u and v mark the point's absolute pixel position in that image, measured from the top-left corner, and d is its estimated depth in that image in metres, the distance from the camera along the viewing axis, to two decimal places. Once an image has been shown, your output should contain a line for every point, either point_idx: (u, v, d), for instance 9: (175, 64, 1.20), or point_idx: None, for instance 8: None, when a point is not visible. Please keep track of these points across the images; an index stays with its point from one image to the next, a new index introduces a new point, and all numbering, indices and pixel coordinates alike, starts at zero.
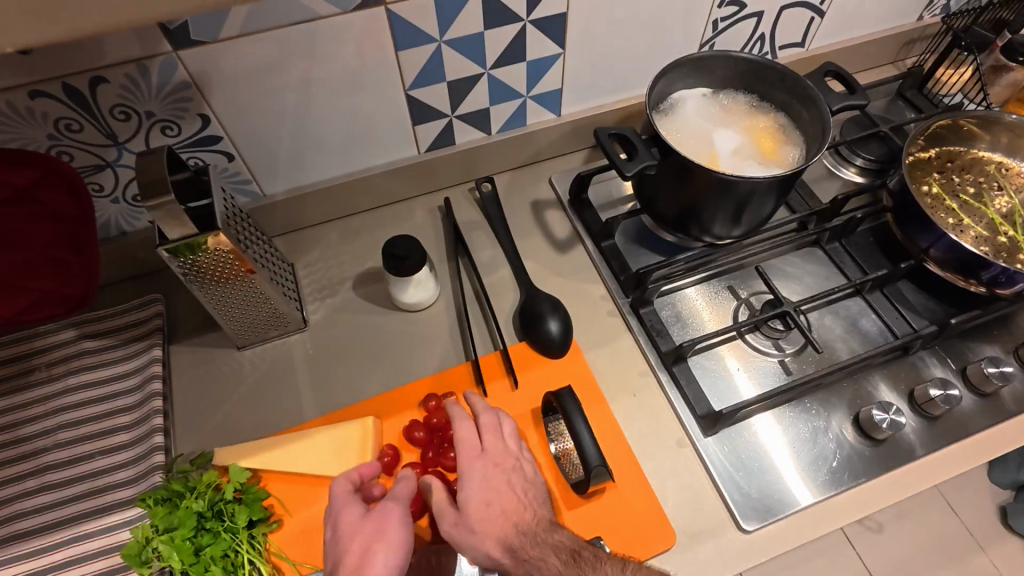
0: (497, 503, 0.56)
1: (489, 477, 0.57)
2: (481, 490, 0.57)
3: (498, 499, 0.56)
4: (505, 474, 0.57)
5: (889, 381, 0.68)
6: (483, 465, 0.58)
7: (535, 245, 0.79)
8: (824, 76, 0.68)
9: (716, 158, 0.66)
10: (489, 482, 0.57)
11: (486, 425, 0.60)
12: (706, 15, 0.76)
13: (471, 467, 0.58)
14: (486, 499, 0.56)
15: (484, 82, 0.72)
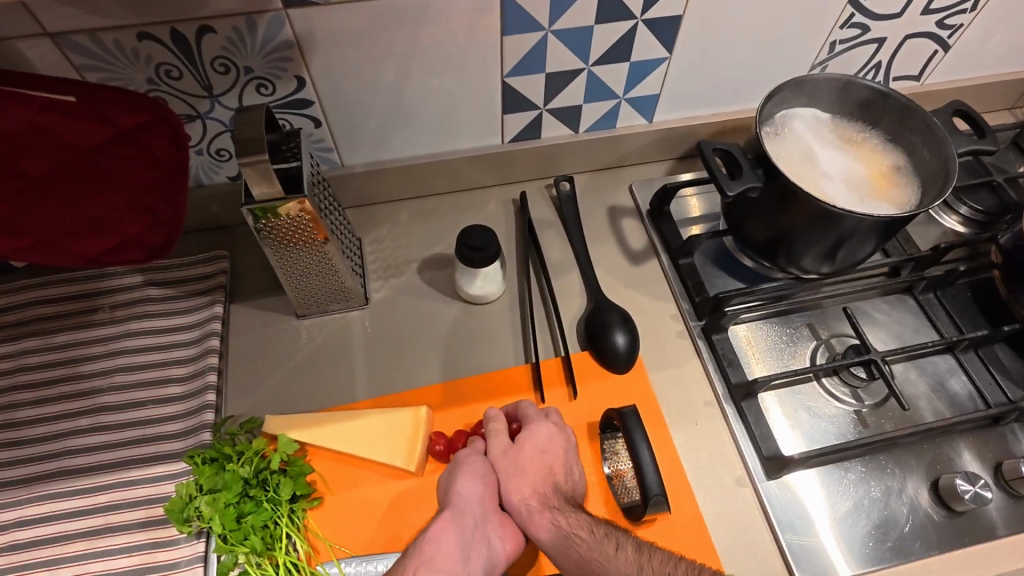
0: (550, 456, 0.58)
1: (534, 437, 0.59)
2: (543, 438, 0.58)
3: (554, 455, 0.58)
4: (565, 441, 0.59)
5: (974, 450, 0.63)
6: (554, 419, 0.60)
7: (608, 253, 0.76)
8: (951, 114, 0.64)
9: (827, 190, 0.62)
10: (554, 438, 0.59)
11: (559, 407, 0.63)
12: (824, 35, 0.72)
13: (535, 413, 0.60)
14: (543, 449, 0.58)
15: (582, 78, 0.70)
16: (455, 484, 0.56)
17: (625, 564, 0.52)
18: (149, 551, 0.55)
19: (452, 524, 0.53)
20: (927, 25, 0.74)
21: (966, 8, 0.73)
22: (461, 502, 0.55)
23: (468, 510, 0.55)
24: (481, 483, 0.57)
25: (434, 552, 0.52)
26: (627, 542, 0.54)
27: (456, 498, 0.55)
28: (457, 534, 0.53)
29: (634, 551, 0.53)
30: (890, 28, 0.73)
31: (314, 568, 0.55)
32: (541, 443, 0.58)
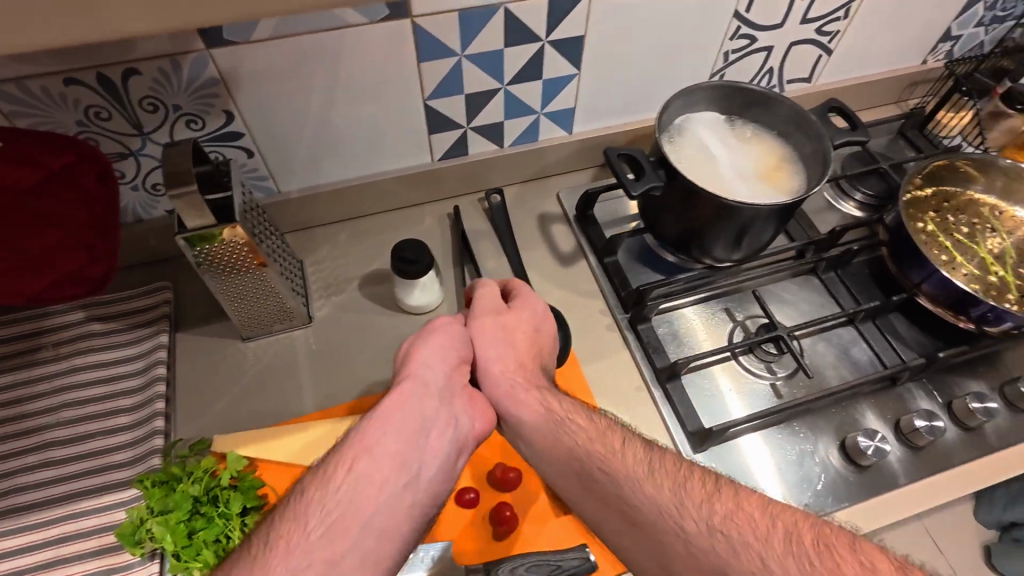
0: (520, 339, 0.63)
1: (519, 318, 0.64)
2: (538, 314, 0.65)
3: (542, 330, 0.64)
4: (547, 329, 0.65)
5: (876, 409, 0.70)
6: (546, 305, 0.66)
7: (539, 258, 0.81)
8: (827, 111, 0.71)
9: (724, 186, 0.68)
10: (546, 318, 0.66)
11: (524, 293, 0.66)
12: (717, 46, 0.79)
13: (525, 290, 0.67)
14: (538, 325, 0.64)
15: (499, 97, 0.75)
16: (423, 347, 0.58)
17: (633, 461, 0.52)
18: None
19: (407, 400, 0.53)
20: (808, 33, 0.83)
21: (839, 16, 0.82)
22: (427, 373, 0.56)
23: (433, 382, 0.56)
24: (455, 350, 0.59)
25: (380, 437, 0.50)
26: (636, 442, 0.54)
27: (420, 370, 0.56)
28: (416, 409, 0.53)
29: (644, 452, 0.53)
30: (775, 37, 0.81)
31: None
32: (526, 332, 0.63)
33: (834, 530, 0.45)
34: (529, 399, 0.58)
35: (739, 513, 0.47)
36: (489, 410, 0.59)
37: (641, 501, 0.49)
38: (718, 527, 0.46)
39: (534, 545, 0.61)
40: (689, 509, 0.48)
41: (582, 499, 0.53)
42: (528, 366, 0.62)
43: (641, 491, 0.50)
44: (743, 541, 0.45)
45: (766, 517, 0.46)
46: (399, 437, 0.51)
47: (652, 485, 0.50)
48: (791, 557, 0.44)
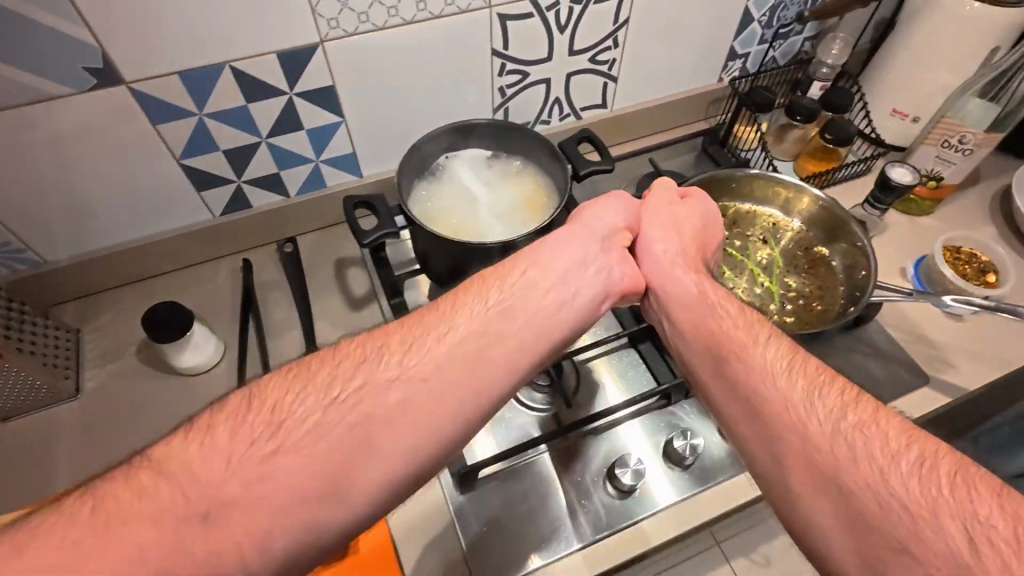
0: (681, 237, 0.66)
1: (691, 209, 0.69)
2: (687, 211, 0.68)
3: (700, 221, 0.68)
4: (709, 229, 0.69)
5: (648, 432, 0.69)
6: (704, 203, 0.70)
7: (331, 304, 0.81)
8: (577, 142, 0.72)
9: (476, 222, 0.70)
10: (709, 211, 0.70)
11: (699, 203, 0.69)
12: (488, 83, 0.81)
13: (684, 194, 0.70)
14: (700, 220, 0.68)
15: (264, 150, 0.75)
16: (591, 211, 0.63)
17: (772, 361, 0.53)
18: None
19: (576, 240, 0.60)
20: (583, 63, 0.84)
21: (609, 45, 0.84)
22: (597, 222, 0.61)
23: (599, 231, 0.61)
24: (619, 216, 0.64)
25: (533, 261, 0.57)
26: (771, 338, 0.55)
27: (564, 238, 0.60)
28: (579, 247, 0.60)
29: (780, 352, 0.54)
30: (549, 69, 0.83)
31: None
32: (675, 233, 0.66)
33: (886, 446, 0.46)
34: (687, 276, 0.62)
35: (935, 454, 0.45)
36: (640, 279, 0.62)
37: (779, 415, 0.50)
38: (846, 434, 0.47)
39: None
40: (859, 438, 0.47)
41: (735, 409, 0.52)
42: (704, 254, 0.66)
43: (778, 403, 0.50)
44: (918, 476, 0.44)
45: (903, 437, 0.47)
46: (539, 267, 0.57)
47: (789, 383, 0.51)
48: (964, 487, 0.43)
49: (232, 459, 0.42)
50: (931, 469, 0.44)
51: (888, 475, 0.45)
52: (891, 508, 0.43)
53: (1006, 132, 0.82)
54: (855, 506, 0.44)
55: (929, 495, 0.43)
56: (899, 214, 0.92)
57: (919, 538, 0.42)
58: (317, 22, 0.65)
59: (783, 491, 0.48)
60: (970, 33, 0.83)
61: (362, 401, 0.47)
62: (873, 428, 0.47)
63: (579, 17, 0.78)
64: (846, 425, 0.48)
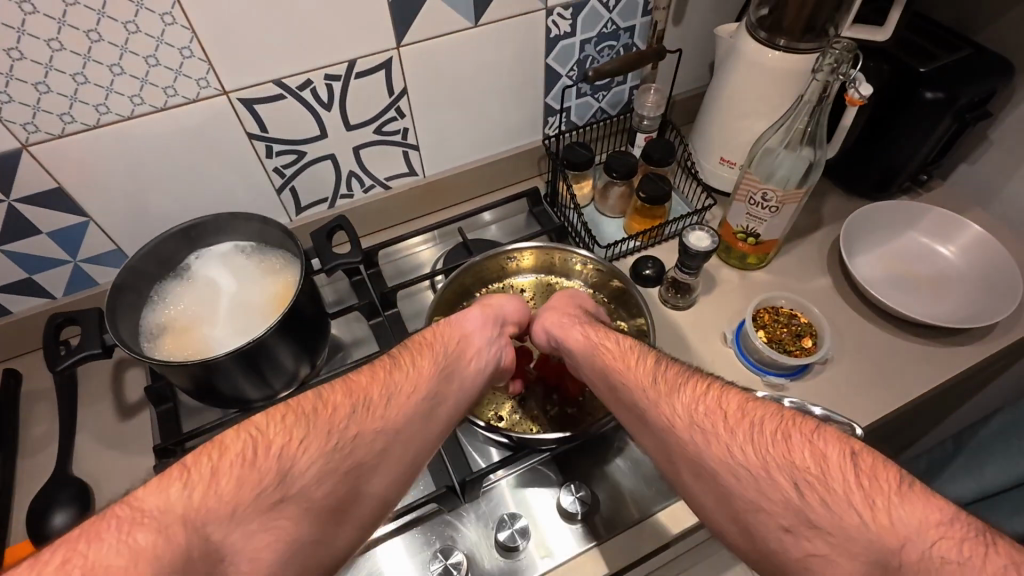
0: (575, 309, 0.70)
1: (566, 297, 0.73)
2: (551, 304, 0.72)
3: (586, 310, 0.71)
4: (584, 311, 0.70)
5: (415, 548, 0.64)
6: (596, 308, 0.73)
7: (98, 413, 0.74)
8: (328, 234, 0.68)
9: (207, 331, 0.64)
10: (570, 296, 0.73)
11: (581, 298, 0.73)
12: (258, 166, 0.76)
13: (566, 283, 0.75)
14: (569, 301, 0.72)
15: (1, 257, 0.69)
16: (495, 298, 0.70)
17: (644, 387, 0.55)
18: None
19: (478, 309, 0.67)
20: (368, 136, 0.79)
21: (394, 115, 0.79)
22: (498, 305, 0.69)
23: (501, 309, 0.69)
24: (514, 304, 0.71)
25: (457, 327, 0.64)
26: (663, 365, 0.57)
27: (495, 301, 0.70)
28: (478, 318, 0.66)
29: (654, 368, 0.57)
30: (328, 145, 0.78)
31: None
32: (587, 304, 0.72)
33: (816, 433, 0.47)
34: (579, 335, 0.64)
35: (750, 421, 0.49)
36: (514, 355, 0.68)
37: (662, 427, 0.52)
38: (751, 432, 0.48)
39: None
40: (704, 429, 0.50)
41: (652, 444, 0.53)
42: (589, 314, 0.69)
43: (664, 423, 0.52)
44: (743, 453, 0.47)
45: (778, 430, 0.48)
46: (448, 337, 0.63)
47: (685, 404, 0.52)
48: (776, 449, 0.47)
49: (183, 513, 0.40)
50: (758, 437, 0.48)
51: (749, 466, 0.47)
52: (740, 488, 0.47)
53: (813, 178, 0.74)
54: (723, 489, 0.47)
55: (763, 461, 0.47)
56: (731, 269, 0.86)
57: (769, 498, 0.45)
58: (10, 129, 0.60)
59: (690, 493, 0.51)
60: (773, 81, 0.78)
61: (269, 462, 0.45)
62: (750, 420, 0.49)
63: (342, 93, 0.73)
64: (717, 423, 0.50)
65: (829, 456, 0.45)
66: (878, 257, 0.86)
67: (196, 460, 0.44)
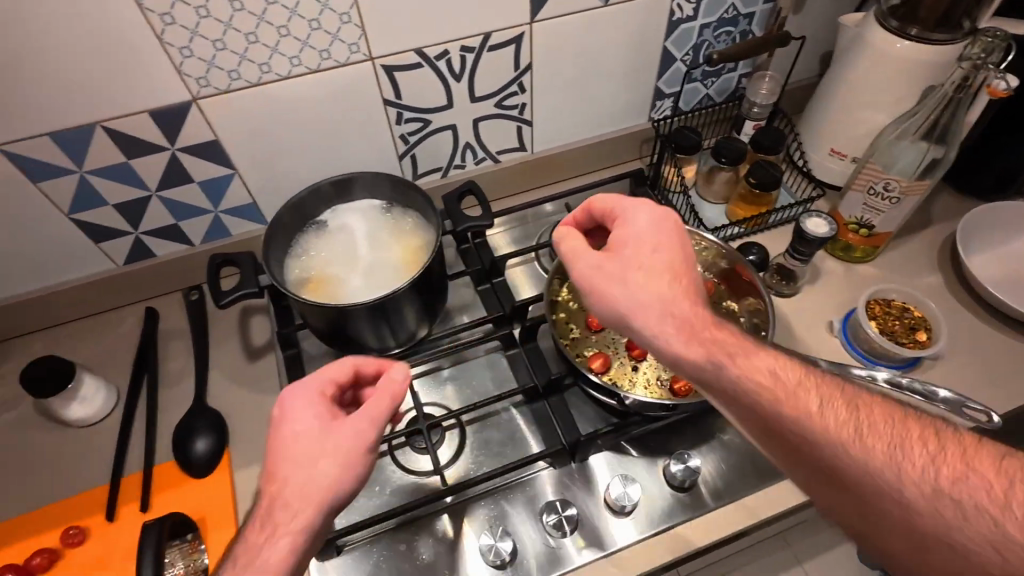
0: (665, 242, 0.54)
1: (651, 222, 0.56)
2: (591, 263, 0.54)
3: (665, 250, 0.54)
4: (634, 260, 0.53)
5: (526, 500, 0.67)
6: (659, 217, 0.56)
7: (228, 353, 0.80)
8: (461, 197, 0.71)
9: (348, 279, 0.68)
10: (666, 222, 0.56)
11: (631, 211, 0.56)
12: (387, 132, 0.80)
13: (633, 213, 0.56)
14: (647, 231, 0.55)
15: (156, 202, 0.75)
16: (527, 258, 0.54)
17: (743, 381, 0.48)
18: None
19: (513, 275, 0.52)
20: (488, 108, 0.83)
21: (515, 90, 0.82)
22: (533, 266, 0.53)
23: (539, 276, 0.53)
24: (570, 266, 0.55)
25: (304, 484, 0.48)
26: (820, 401, 0.47)
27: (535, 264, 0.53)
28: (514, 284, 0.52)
29: (738, 379, 0.49)
30: (451, 116, 0.81)
31: None
32: (644, 250, 0.54)
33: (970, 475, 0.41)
34: (641, 293, 0.52)
35: (906, 436, 0.44)
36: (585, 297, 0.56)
37: (834, 458, 0.45)
38: (935, 492, 0.41)
39: None
40: (872, 450, 0.43)
41: (809, 478, 0.47)
42: (685, 267, 0.54)
43: (830, 448, 0.45)
44: (915, 484, 0.42)
45: (940, 471, 0.42)
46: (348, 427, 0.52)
47: (838, 425, 0.45)
48: (964, 468, 0.41)
49: None
50: (916, 456, 0.43)
51: (950, 531, 0.40)
52: (912, 501, 0.42)
53: (940, 170, 0.74)
54: (885, 526, 0.43)
55: (922, 481, 0.42)
56: (836, 261, 0.86)
57: (941, 519, 0.41)
58: (186, 81, 0.65)
59: (864, 532, 0.46)
60: (900, 72, 0.77)
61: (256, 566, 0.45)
62: (904, 446, 0.43)
63: (473, 63, 0.76)
64: (881, 448, 0.44)
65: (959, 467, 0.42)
66: (993, 258, 0.84)
67: (246, 554, 0.46)
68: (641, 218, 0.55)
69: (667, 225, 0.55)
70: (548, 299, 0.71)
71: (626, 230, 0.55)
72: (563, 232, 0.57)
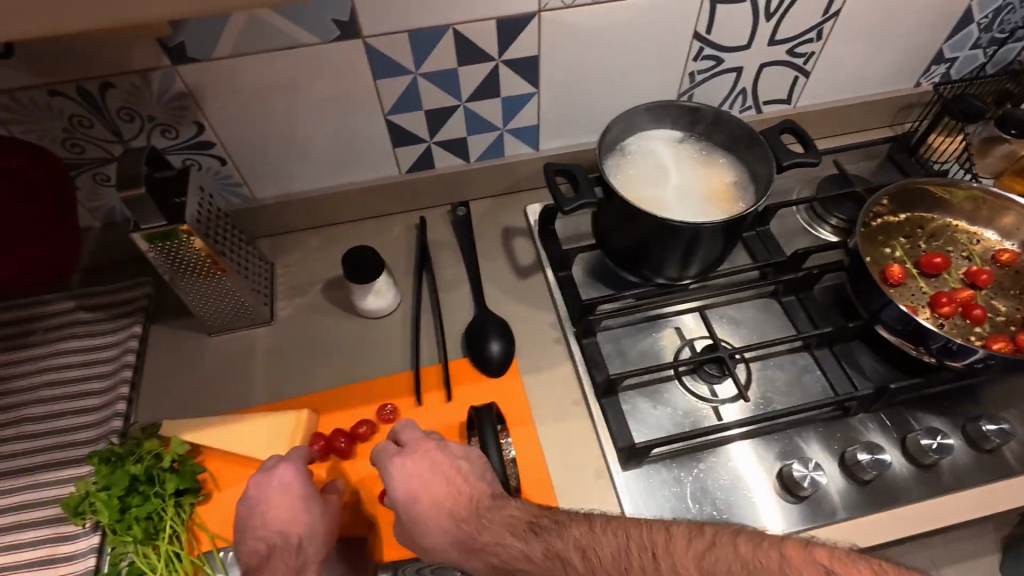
0: (428, 491, 0.59)
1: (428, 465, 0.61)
2: (421, 461, 0.61)
3: (426, 482, 0.60)
4: (434, 472, 0.60)
5: (822, 439, 0.68)
6: (430, 448, 0.62)
7: (497, 269, 0.83)
8: (781, 132, 0.70)
9: (665, 202, 0.69)
10: (429, 458, 0.61)
11: (416, 442, 0.63)
12: (680, 67, 0.80)
13: (392, 459, 0.61)
14: (411, 477, 0.60)
15: (461, 113, 0.78)
16: (405, 459, 0.61)
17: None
18: (54, 543, 0.62)
19: (416, 457, 0.61)
20: (779, 54, 0.81)
21: (812, 37, 0.80)
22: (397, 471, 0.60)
23: (442, 473, 0.60)
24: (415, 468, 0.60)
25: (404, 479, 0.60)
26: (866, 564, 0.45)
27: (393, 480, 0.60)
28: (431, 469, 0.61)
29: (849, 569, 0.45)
30: (743, 57, 0.81)
31: (195, 556, 0.62)
32: (436, 466, 0.60)
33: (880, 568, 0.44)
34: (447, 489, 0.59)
35: (634, 551, 0.50)
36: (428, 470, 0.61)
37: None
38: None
39: None
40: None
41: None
42: (466, 475, 0.60)
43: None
44: (634, 562, 0.49)
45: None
46: (427, 469, 0.60)
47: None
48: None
49: None
50: (614, 548, 0.51)
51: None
52: None
53: None
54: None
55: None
56: None
57: None
58: None
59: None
60: None
61: None
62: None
63: (790, 2, 0.75)
64: (580, 556, 0.51)
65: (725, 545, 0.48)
66: None
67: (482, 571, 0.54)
68: (422, 450, 0.62)
69: (437, 453, 0.61)
70: (854, 247, 0.71)
71: (388, 486, 0.60)
72: (405, 424, 0.64)
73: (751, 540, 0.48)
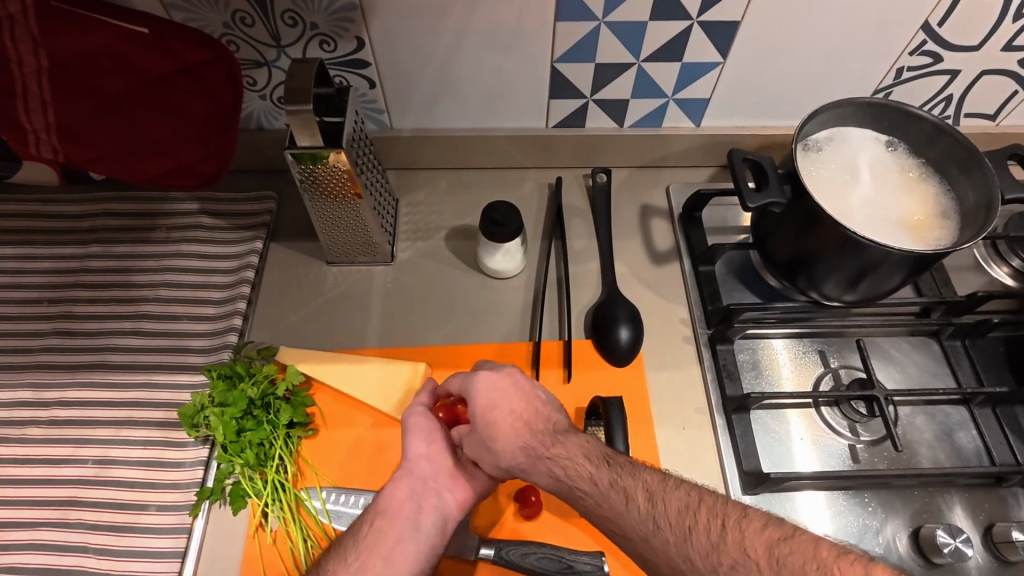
0: (506, 408, 0.55)
1: (506, 387, 0.56)
2: (491, 384, 0.56)
3: (508, 403, 0.55)
4: (516, 396, 0.55)
5: (968, 506, 0.60)
6: (497, 369, 0.57)
7: (630, 248, 0.77)
8: (1007, 158, 0.62)
9: (855, 214, 0.61)
10: (502, 386, 0.55)
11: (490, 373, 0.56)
12: (891, 60, 0.69)
13: (468, 378, 0.57)
14: (493, 401, 0.55)
15: (632, 72, 0.70)
16: (476, 379, 0.56)
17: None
18: (163, 447, 0.62)
19: (495, 376, 0.56)
20: (1009, 62, 0.70)
21: None
22: (482, 392, 0.55)
23: (511, 401, 0.55)
24: (500, 387, 0.56)
25: (488, 405, 0.55)
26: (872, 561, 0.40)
27: (483, 394, 0.55)
28: (505, 388, 0.56)
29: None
30: (968, 60, 0.69)
31: (298, 489, 0.60)
32: (517, 381, 0.56)
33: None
34: (523, 414, 0.54)
35: (701, 518, 0.45)
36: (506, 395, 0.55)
37: (638, 545, 0.46)
38: None
39: (551, 538, 0.59)
40: (667, 536, 0.45)
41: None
42: (542, 398, 0.56)
43: (625, 530, 0.47)
44: (697, 526, 0.44)
45: None
46: (504, 395, 0.55)
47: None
48: None
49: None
50: (682, 505, 0.46)
51: None
52: None
53: None
54: None
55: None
56: None
57: None
58: None
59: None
60: None
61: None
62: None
63: None
64: (645, 501, 0.47)
65: (805, 545, 0.41)
66: None
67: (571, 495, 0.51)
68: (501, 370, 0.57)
69: (523, 373, 0.57)
70: None
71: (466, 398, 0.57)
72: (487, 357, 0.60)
73: (836, 553, 0.41)
